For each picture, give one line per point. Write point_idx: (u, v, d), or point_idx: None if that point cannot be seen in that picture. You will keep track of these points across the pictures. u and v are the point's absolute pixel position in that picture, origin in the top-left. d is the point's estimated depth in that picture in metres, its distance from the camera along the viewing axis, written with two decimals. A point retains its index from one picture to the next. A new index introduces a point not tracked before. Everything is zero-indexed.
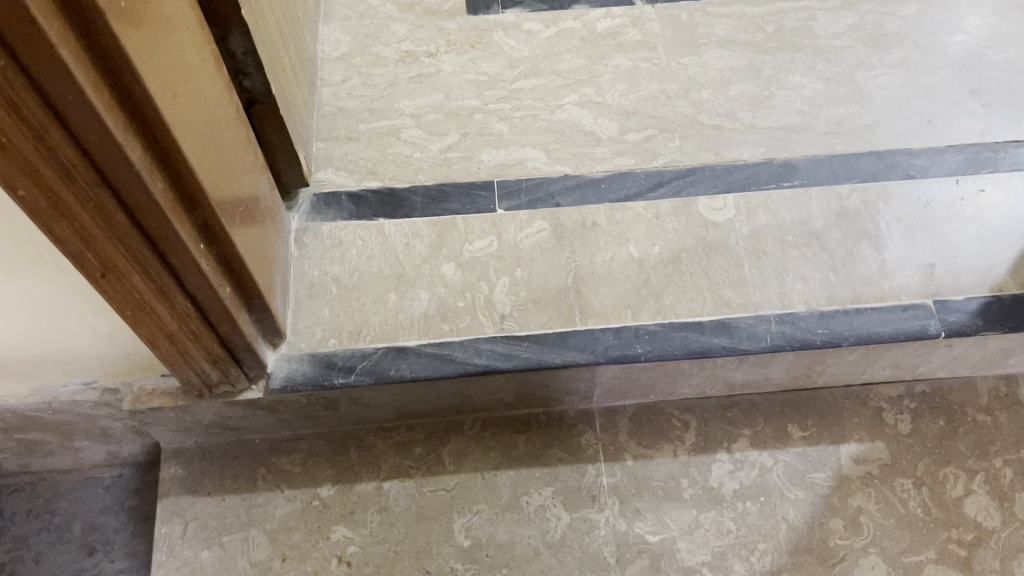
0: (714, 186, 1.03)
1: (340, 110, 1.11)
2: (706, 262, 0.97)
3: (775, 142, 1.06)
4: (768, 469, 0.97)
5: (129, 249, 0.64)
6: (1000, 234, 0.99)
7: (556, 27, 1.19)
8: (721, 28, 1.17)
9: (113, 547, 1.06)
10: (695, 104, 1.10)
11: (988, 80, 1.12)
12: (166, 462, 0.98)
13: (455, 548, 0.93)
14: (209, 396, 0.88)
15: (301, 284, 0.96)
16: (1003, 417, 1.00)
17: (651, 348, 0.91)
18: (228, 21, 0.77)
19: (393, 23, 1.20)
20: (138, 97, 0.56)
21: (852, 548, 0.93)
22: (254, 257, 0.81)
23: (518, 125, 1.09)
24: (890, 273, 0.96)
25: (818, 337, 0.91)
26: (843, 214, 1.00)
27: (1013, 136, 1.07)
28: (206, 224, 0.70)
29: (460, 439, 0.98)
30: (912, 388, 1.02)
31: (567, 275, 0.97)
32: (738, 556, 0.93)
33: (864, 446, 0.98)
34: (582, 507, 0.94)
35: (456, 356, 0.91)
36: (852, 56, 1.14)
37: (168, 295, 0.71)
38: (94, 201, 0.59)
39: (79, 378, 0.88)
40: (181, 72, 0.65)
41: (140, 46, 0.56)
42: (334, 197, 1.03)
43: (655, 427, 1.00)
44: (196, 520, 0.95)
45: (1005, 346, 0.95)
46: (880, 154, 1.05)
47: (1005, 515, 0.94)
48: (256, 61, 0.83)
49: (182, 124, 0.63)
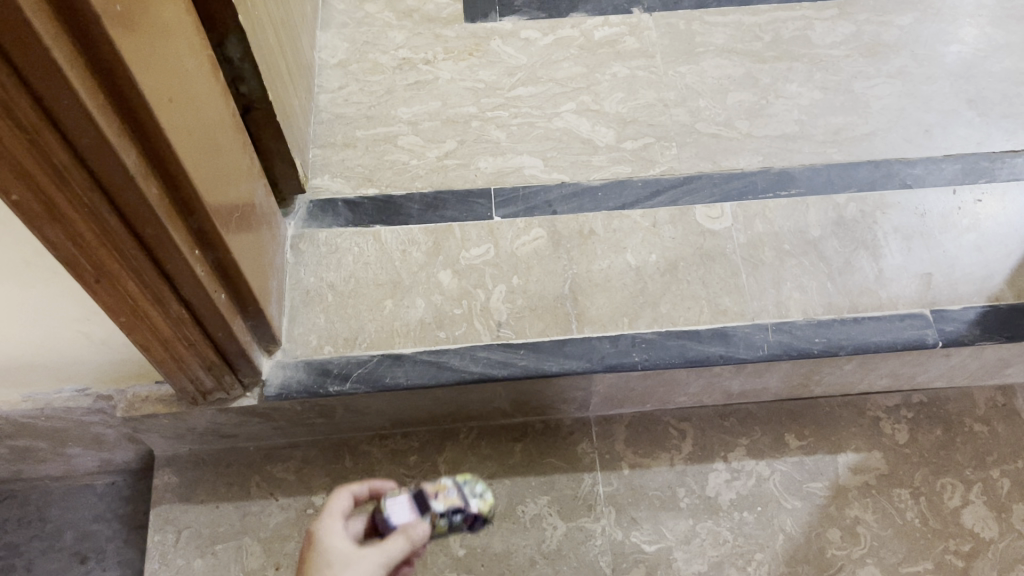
0: (711, 194, 1.03)
1: (337, 116, 1.10)
2: (703, 270, 0.97)
3: (774, 151, 1.07)
4: (764, 478, 0.96)
5: (124, 255, 0.63)
6: (997, 244, 0.99)
7: (553, 35, 1.19)
8: (719, 36, 1.18)
9: (106, 555, 1.05)
10: (693, 112, 1.10)
11: (985, 90, 1.12)
12: (160, 469, 0.98)
13: (450, 558, 0.92)
14: (203, 403, 0.87)
15: (296, 291, 0.95)
16: (1000, 427, 1.00)
17: (648, 357, 0.90)
18: (226, 27, 0.77)
19: (391, 30, 1.20)
20: (134, 102, 0.56)
21: (849, 558, 0.92)
22: (250, 263, 0.81)
23: (516, 132, 1.09)
24: (887, 283, 0.96)
25: (816, 346, 0.90)
26: (841, 222, 1.00)
27: (1009, 145, 1.07)
28: (200, 229, 0.70)
29: (455, 447, 0.98)
30: (910, 398, 1.02)
31: (564, 283, 0.96)
32: (735, 566, 0.92)
33: (861, 455, 0.98)
34: (578, 516, 0.94)
35: (451, 364, 0.90)
36: (850, 66, 1.15)
37: (162, 301, 0.70)
38: (89, 207, 0.58)
39: (73, 385, 0.88)
40: (178, 78, 0.65)
41: (136, 51, 0.56)
42: (330, 204, 1.03)
43: (652, 435, 0.99)
44: (189, 528, 0.94)
45: (1003, 356, 0.95)
46: (878, 164, 1.05)
47: (1003, 526, 0.94)
48: (253, 66, 0.83)
49: (177, 130, 0.63)
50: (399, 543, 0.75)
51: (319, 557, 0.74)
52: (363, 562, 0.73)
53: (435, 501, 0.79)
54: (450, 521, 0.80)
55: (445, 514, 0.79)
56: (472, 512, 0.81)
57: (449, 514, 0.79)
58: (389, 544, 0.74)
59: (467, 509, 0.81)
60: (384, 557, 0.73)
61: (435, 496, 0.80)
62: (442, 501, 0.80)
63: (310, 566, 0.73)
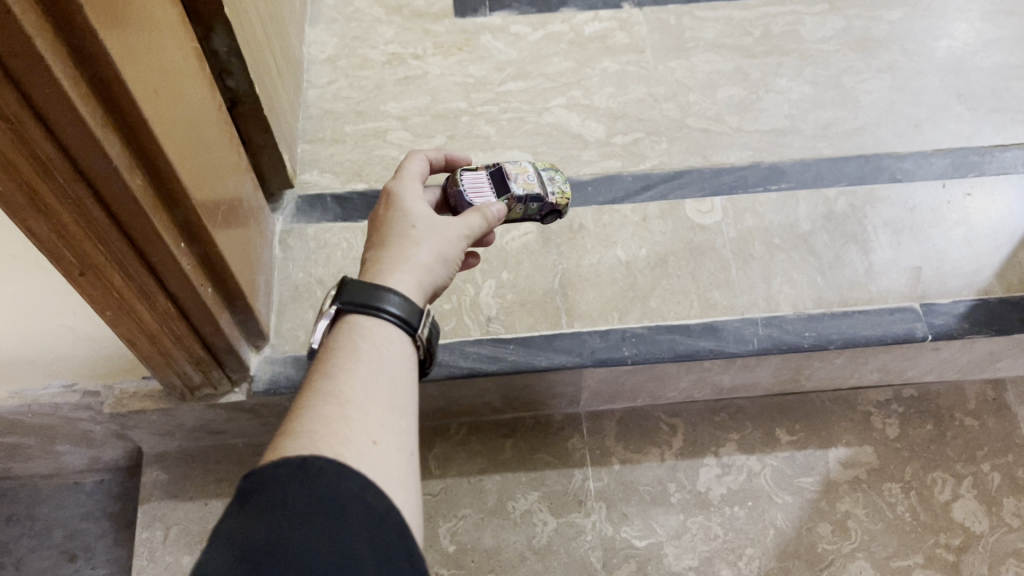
0: (701, 189, 1.03)
1: (326, 112, 1.10)
2: (693, 265, 0.97)
3: (764, 146, 1.07)
4: (755, 473, 0.96)
5: (109, 247, 0.63)
6: (986, 237, 0.99)
7: (543, 30, 1.19)
8: (709, 31, 1.17)
9: (95, 554, 1.04)
10: (683, 107, 1.10)
11: (975, 84, 1.12)
12: (149, 466, 0.97)
13: (440, 553, 0.91)
14: (191, 398, 0.86)
15: (285, 287, 0.95)
16: (990, 420, 1.00)
17: (638, 351, 0.90)
18: (212, 20, 0.77)
19: (381, 25, 1.20)
20: (118, 91, 0.56)
21: (840, 553, 0.92)
22: (237, 258, 0.81)
23: (505, 127, 1.09)
24: (877, 276, 0.96)
25: (805, 341, 0.90)
26: (831, 216, 1.00)
27: (999, 140, 1.07)
28: (186, 222, 0.69)
29: (446, 443, 0.97)
30: (901, 393, 1.01)
31: (554, 278, 0.96)
32: (726, 561, 0.92)
33: (852, 449, 0.98)
34: (569, 511, 0.93)
35: (441, 359, 0.89)
36: (840, 60, 1.15)
37: (148, 293, 0.69)
38: (72, 196, 0.58)
39: (60, 381, 0.87)
40: (163, 70, 0.64)
41: (119, 42, 0.55)
42: (319, 199, 1.02)
43: (643, 430, 0.99)
44: (178, 525, 0.94)
45: (993, 350, 0.95)
46: (868, 158, 1.05)
47: (993, 520, 0.93)
48: (240, 60, 0.82)
49: (162, 121, 0.62)
50: (478, 219, 0.71)
51: (401, 222, 0.66)
52: (439, 259, 0.66)
53: (513, 185, 0.78)
54: (527, 209, 0.80)
55: (523, 198, 0.79)
56: (547, 203, 0.81)
57: (527, 204, 0.79)
58: (469, 216, 0.70)
59: (545, 199, 0.80)
60: (465, 229, 0.69)
61: (513, 181, 0.78)
62: (520, 185, 0.78)
63: (392, 233, 0.66)
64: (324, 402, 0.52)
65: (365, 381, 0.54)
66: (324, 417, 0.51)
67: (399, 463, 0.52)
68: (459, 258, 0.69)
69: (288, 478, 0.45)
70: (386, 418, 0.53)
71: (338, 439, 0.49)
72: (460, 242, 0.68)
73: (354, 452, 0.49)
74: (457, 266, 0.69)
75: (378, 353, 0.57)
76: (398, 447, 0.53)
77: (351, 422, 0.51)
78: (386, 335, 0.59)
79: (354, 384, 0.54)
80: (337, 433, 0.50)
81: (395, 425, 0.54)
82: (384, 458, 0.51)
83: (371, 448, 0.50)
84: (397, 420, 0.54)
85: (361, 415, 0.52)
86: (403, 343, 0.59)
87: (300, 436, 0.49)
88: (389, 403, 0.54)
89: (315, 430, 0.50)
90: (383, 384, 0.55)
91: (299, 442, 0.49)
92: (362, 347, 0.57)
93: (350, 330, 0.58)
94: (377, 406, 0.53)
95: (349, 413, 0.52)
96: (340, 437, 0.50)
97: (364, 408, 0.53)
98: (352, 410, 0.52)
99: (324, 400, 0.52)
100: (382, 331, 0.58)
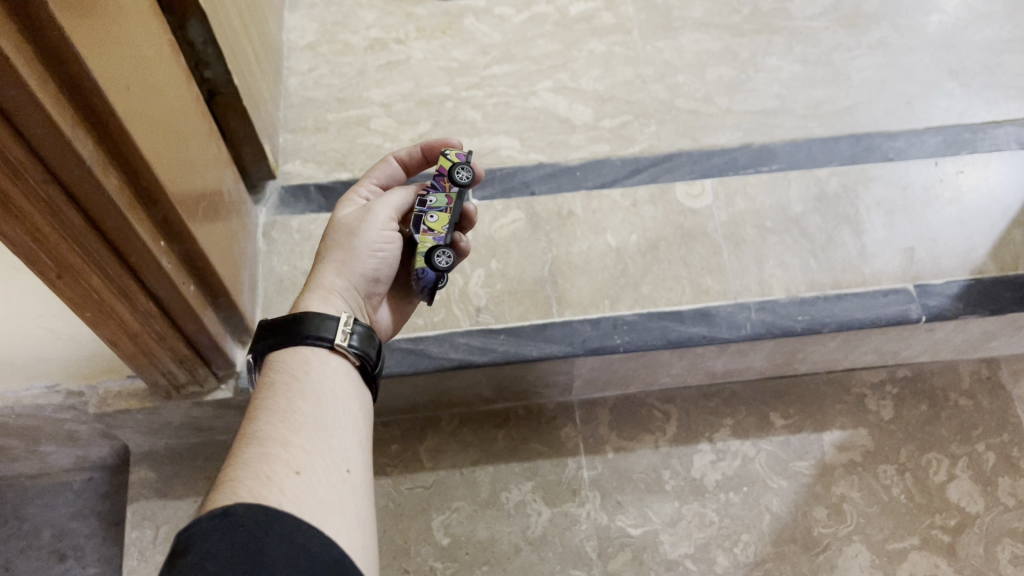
0: (691, 172, 1.01)
1: (307, 100, 1.08)
2: (684, 250, 0.95)
3: (754, 127, 1.05)
4: (750, 458, 0.96)
5: (86, 249, 0.60)
6: (978, 215, 0.97)
7: (528, 11, 1.16)
8: (697, 10, 1.15)
9: (85, 553, 1.02)
10: (671, 89, 1.08)
11: (967, 59, 1.10)
12: (136, 465, 0.96)
13: (433, 547, 0.90)
14: (178, 395, 0.85)
15: (270, 281, 0.93)
16: (985, 400, 0.99)
17: (630, 339, 0.88)
18: (186, 10, 0.75)
19: (362, 9, 1.16)
20: (87, 89, 0.54)
21: (836, 536, 0.91)
22: (218, 251, 0.79)
23: (492, 112, 1.07)
24: (870, 258, 0.95)
25: (799, 325, 0.89)
26: (822, 197, 0.99)
27: (991, 116, 1.05)
28: (165, 220, 0.67)
29: (437, 435, 0.96)
30: (895, 373, 1.01)
31: (544, 265, 0.95)
32: (721, 548, 0.91)
33: (846, 432, 0.97)
34: (563, 501, 0.93)
35: (431, 351, 0.88)
36: (830, 37, 1.13)
37: (128, 293, 0.67)
38: (45, 198, 0.55)
39: (42, 382, 0.85)
40: (135, 64, 0.62)
41: (88, 36, 0.53)
42: (303, 190, 1.00)
43: (636, 417, 0.98)
44: (167, 523, 0.93)
45: (987, 330, 0.94)
46: (859, 137, 1.04)
47: (988, 500, 0.93)
48: (217, 50, 0.80)
49: (136, 116, 0.60)
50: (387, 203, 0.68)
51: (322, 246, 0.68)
52: (348, 271, 0.65)
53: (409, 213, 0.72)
54: None
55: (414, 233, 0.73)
56: None
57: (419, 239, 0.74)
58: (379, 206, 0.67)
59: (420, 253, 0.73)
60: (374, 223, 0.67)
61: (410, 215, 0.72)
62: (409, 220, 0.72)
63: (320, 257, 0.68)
64: (246, 445, 0.53)
65: (285, 413, 0.55)
66: (249, 459, 0.51)
67: (330, 489, 0.51)
68: (378, 253, 0.67)
69: (210, 532, 0.44)
70: (311, 445, 0.53)
71: (258, 479, 0.49)
72: (370, 237, 0.66)
73: (275, 488, 0.49)
74: (380, 258, 0.67)
75: (298, 380, 0.57)
76: (328, 472, 0.52)
77: (273, 459, 0.51)
78: (304, 360, 0.59)
79: (274, 420, 0.54)
80: (258, 474, 0.50)
81: (323, 449, 0.53)
82: (312, 488, 0.50)
83: (294, 480, 0.50)
84: (325, 443, 0.54)
85: (283, 449, 0.52)
86: (324, 359, 0.60)
87: (226, 485, 0.49)
88: (315, 427, 0.55)
89: (238, 477, 0.50)
90: (305, 410, 0.55)
91: (223, 493, 0.48)
92: (279, 381, 0.58)
93: (271, 367, 0.59)
94: (299, 434, 0.54)
95: (271, 450, 0.52)
96: (261, 478, 0.49)
97: (286, 440, 0.53)
98: (272, 446, 0.52)
99: (247, 444, 0.53)
100: (297, 356, 0.59)
